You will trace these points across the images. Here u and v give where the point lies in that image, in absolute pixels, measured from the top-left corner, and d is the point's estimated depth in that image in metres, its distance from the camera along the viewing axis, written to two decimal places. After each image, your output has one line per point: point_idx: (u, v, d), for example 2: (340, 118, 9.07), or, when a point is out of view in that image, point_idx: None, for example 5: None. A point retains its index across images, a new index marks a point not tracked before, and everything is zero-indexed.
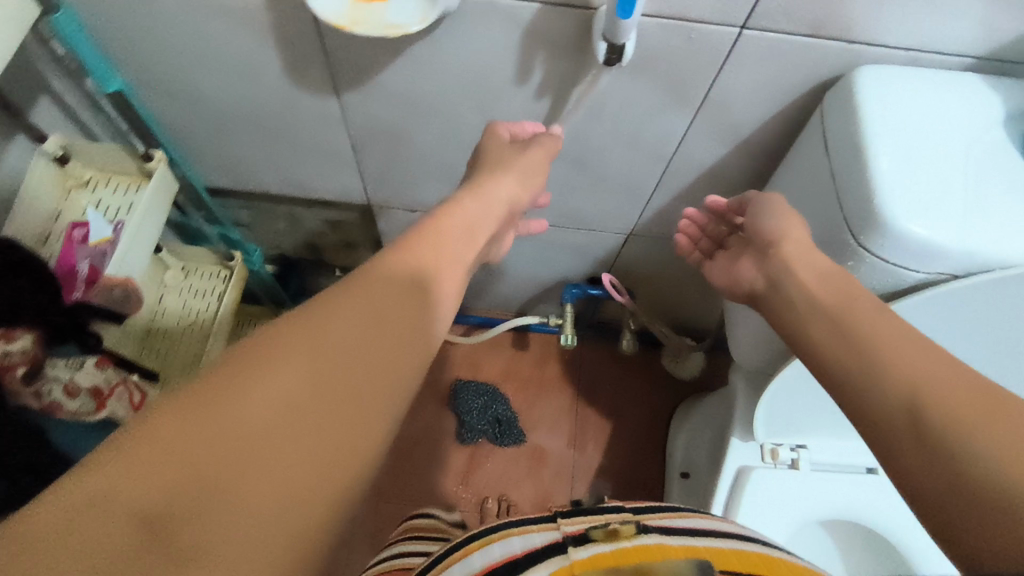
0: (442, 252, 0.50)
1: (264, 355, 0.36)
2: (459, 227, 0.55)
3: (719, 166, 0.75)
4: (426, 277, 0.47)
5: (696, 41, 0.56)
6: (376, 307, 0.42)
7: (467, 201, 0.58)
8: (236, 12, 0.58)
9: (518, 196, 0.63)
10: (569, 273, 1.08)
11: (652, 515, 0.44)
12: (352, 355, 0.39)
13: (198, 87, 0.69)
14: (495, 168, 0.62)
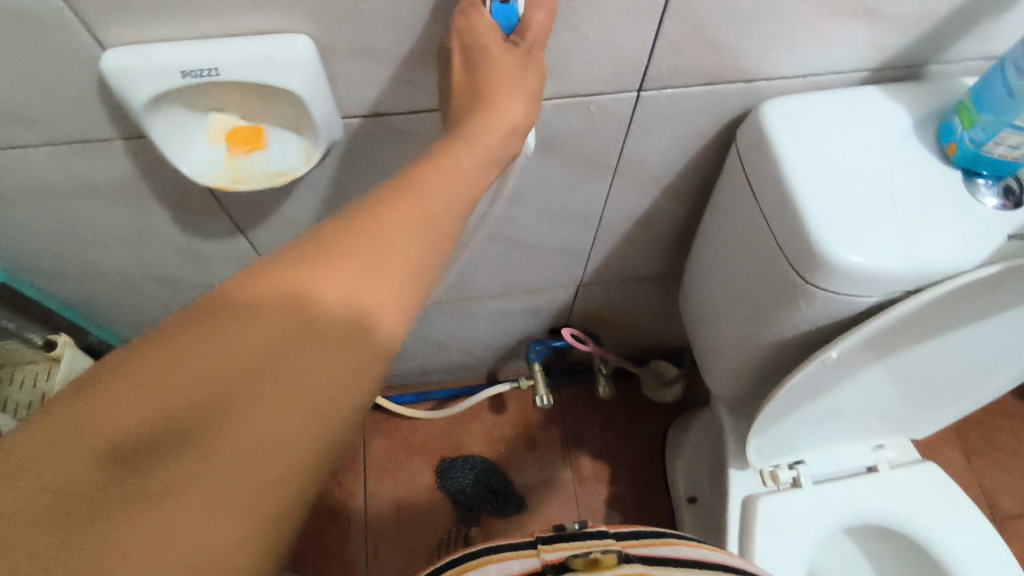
0: (454, 193, 0.38)
1: (273, 274, 0.31)
2: (449, 180, 0.39)
3: (651, 210, 0.73)
4: (397, 238, 0.34)
5: (596, 112, 0.55)
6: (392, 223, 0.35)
7: (457, 154, 0.39)
8: (110, 184, 0.53)
9: (508, 126, 0.42)
10: (529, 332, 1.05)
11: (636, 542, 0.48)
12: (364, 267, 0.33)
13: (90, 260, 0.64)
14: (492, 102, 0.41)
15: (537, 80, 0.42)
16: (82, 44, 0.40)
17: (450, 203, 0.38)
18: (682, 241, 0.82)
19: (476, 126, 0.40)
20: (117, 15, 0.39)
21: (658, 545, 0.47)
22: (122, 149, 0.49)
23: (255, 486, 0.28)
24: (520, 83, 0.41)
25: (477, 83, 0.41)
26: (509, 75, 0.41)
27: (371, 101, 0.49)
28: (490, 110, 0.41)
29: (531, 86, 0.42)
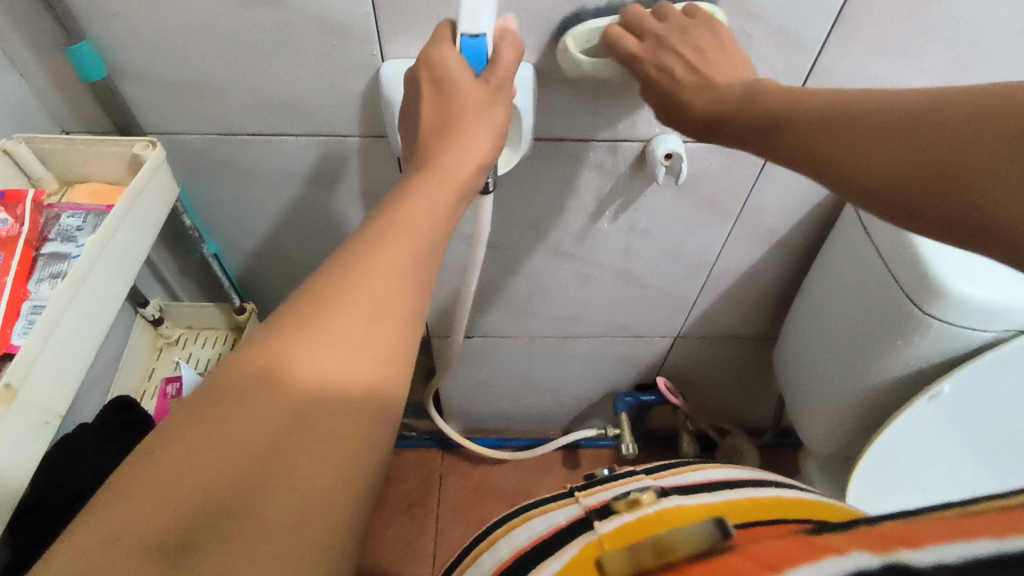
0: (434, 222, 0.41)
1: (279, 337, 0.33)
2: (432, 209, 0.41)
3: (758, 264, 0.82)
4: (382, 281, 0.36)
5: (734, 158, 0.65)
6: (372, 284, 0.36)
7: (429, 184, 0.43)
8: (334, 176, 0.66)
9: (476, 160, 0.45)
10: (618, 384, 1.10)
11: (665, 477, 0.51)
12: (361, 312, 0.35)
13: (285, 246, 0.75)
14: (458, 130, 0.45)
15: (501, 113, 0.47)
16: (370, 57, 0.54)
17: (427, 247, 0.40)
18: (780, 301, 0.89)
19: (440, 155, 0.44)
20: (404, 36, 0.53)
21: (686, 472, 0.52)
22: (356, 145, 0.63)
23: (312, 523, 0.29)
24: (485, 114, 0.46)
25: (445, 111, 0.46)
26: (479, 113, 0.46)
27: (559, 126, 0.61)
28: (453, 133, 0.45)
29: (496, 117, 0.46)
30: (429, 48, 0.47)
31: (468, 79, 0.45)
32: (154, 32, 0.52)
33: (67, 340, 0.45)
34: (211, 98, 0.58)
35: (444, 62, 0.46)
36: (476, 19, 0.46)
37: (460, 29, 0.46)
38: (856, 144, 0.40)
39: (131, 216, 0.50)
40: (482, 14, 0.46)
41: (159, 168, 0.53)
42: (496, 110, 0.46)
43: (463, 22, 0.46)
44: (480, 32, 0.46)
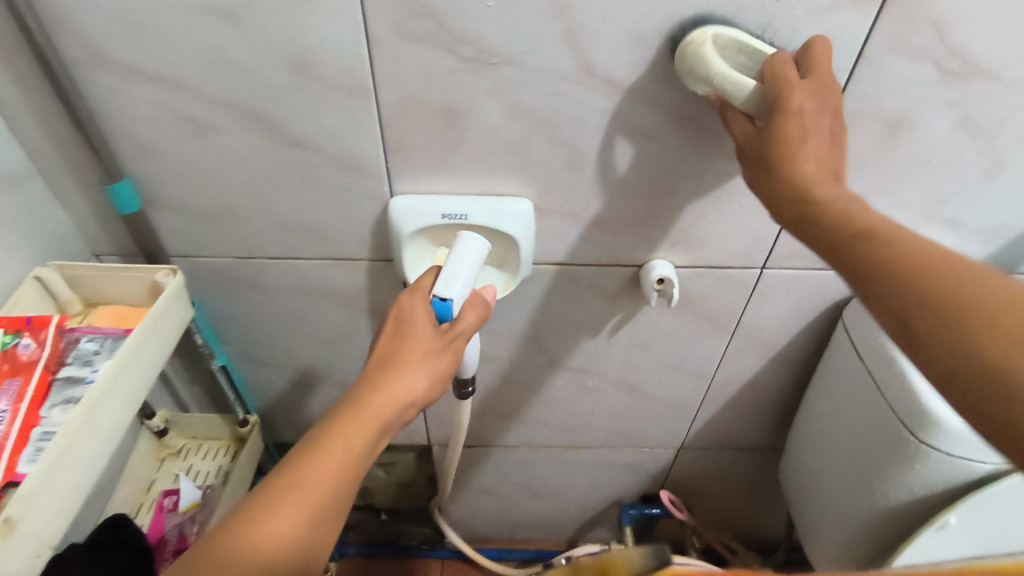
0: (356, 458, 0.45)
1: (238, 535, 0.41)
2: (392, 394, 0.48)
3: (758, 377, 0.82)
4: (332, 472, 0.44)
5: (726, 280, 0.68)
6: (285, 515, 0.42)
7: (356, 423, 0.46)
8: (343, 294, 0.69)
9: (409, 398, 0.48)
10: (623, 494, 1.08)
11: None
12: (308, 506, 0.42)
13: (292, 357, 0.77)
14: (402, 359, 0.49)
15: (448, 360, 0.51)
16: (381, 190, 0.59)
17: (366, 445, 0.46)
18: (783, 413, 0.89)
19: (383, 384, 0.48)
20: (415, 174, 0.57)
21: None
22: (366, 267, 0.66)
23: None
24: (428, 360, 0.50)
25: (398, 347, 0.50)
26: (427, 351, 0.50)
27: (557, 251, 0.65)
28: (397, 368, 0.48)
29: (441, 364, 0.50)
30: (405, 293, 0.53)
31: (424, 331, 0.51)
32: (187, 170, 0.57)
33: (72, 467, 0.46)
34: (233, 225, 0.62)
35: (412, 315, 0.51)
36: (449, 285, 0.52)
37: (435, 290, 0.52)
38: (942, 290, 0.36)
39: (146, 339, 0.54)
40: (457, 278, 0.52)
41: (177, 294, 0.57)
42: (444, 360, 0.51)
43: (438, 284, 0.52)
44: (450, 299, 0.52)
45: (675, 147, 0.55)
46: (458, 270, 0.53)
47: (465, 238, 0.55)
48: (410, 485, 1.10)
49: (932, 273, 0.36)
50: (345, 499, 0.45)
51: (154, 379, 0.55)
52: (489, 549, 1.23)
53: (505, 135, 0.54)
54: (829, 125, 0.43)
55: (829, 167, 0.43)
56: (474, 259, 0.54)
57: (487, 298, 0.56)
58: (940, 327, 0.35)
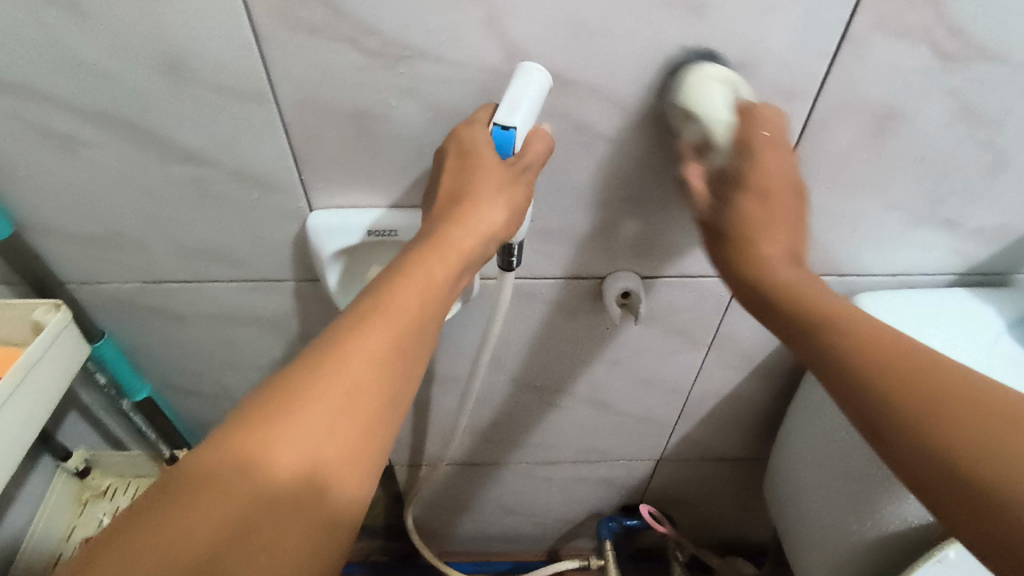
0: (429, 302, 0.40)
1: (274, 418, 0.33)
2: (444, 258, 0.40)
3: (738, 389, 0.76)
4: (383, 345, 0.37)
5: (697, 292, 0.61)
6: (343, 377, 0.35)
7: (427, 260, 0.40)
8: (271, 318, 0.62)
9: (484, 235, 0.42)
10: (602, 506, 1.02)
11: None
12: (348, 388, 0.35)
13: (226, 385, 0.70)
14: (467, 198, 0.41)
15: (523, 192, 0.43)
16: (297, 207, 0.51)
17: (419, 315, 0.39)
18: (769, 424, 0.83)
19: (451, 221, 0.41)
20: (332, 186, 0.49)
21: None
22: (292, 289, 0.58)
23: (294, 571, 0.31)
24: (501, 193, 0.41)
25: (465, 180, 0.42)
26: (498, 182, 0.41)
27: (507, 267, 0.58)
28: (467, 203, 0.41)
29: (516, 198, 0.42)
30: (462, 126, 0.44)
31: (492, 164, 0.41)
32: (66, 189, 0.49)
33: None
34: (133, 249, 0.54)
35: (473, 146, 0.42)
36: (512, 111, 0.40)
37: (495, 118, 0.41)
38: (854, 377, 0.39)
39: (20, 394, 0.46)
40: (522, 104, 0.40)
41: (64, 332, 0.49)
42: (519, 192, 0.42)
43: (499, 112, 0.41)
44: (513, 129, 0.40)
45: (630, 149, 0.48)
46: (523, 94, 0.40)
47: (523, 66, 0.41)
48: (375, 503, 1.03)
49: (898, 367, 0.38)
50: (409, 366, 0.38)
51: (34, 433, 0.48)
52: (464, 563, 1.17)
53: (432, 142, 0.47)
54: (791, 206, 0.45)
55: (790, 250, 0.45)
56: (540, 88, 0.41)
57: (548, 132, 0.45)
58: (905, 417, 0.36)
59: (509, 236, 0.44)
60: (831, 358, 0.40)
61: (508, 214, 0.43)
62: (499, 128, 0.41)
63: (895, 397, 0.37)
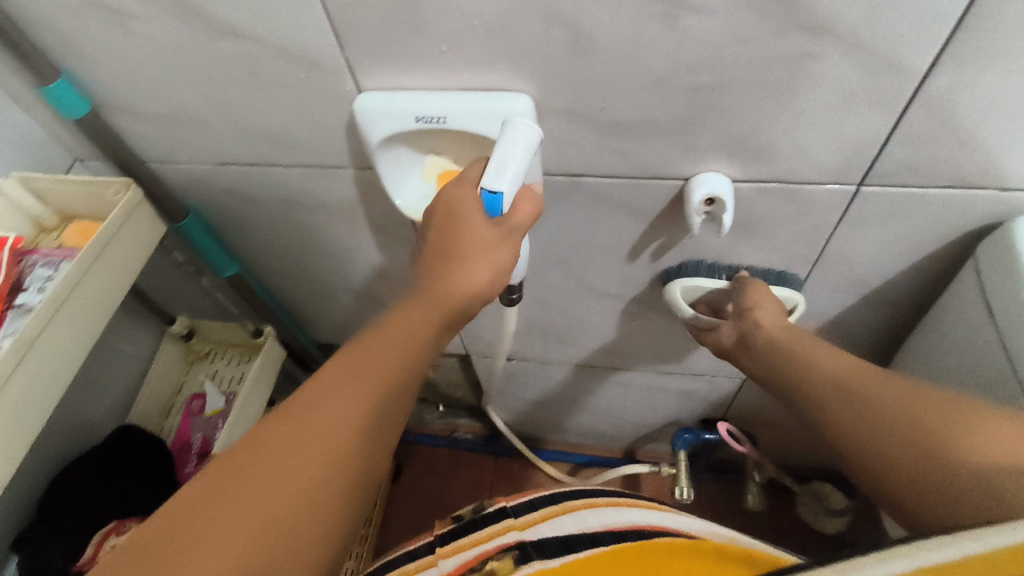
0: (423, 329, 0.45)
1: (326, 388, 0.41)
2: (440, 287, 0.46)
3: (845, 314, 0.66)
4: (401, 352, 0.43)
5: (801, 201, 0.51)
6: (331, 418, 0.39)
7: (433, 294, 0.46)
8: (337, 205, 0.61)
9: (469, 292, 0.46)
10: (680, 417, 0.98)
11: (530, 527, 0.48)
12: (362, 378, 0.41)
13: (306, 266, 0.73)
14: (460, 248, 0.45)
15: (508, 254, 0.46)
16: (345, 88, 0.47)
17: (426, 334, 0.45)
18: (879, 359, 0.72)
19: (442, 276, 0.46)
20: (375, 62, 0.45)
21: (559, 517, 0.49)
22: (352, 177, 0.57)
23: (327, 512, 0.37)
24: (488, 251, 0.45)
25: (452, 240, 0.45)
26: (485, 242, 0.45)
27: (575, 162, 0.51)
28: (455, 264, 0.45)
29: (500, 257, 0.46)
30: (452, 185, 0.47)
31: (479, 224, 0.44)
32: (126, 65, 0.49)
33: (8, 407, 0.42)
34: (199, 129, 0.54)
35: (462, 209, 0.45)
36: (501, 174, 0.42)
37: (482, 182, 0.42)
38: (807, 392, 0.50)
39: (99, 263, 0.48)
40: (509, 168, 0.42)
41: (137, 208, 0.51)
42: (503, 252, 0.46)
43: (487, 176, 0.43)
44: (499, 193, 0.42)
45: (725, 20, 0.38)
46: (513, 158, 0.43)
47: (512, 121, 0.44)
48: (458, 385, 1.09)
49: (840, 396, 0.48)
50: (398, 406, 0.43)
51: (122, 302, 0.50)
52: (541, 449, 1.21)
53: (482, 11, 0.40)
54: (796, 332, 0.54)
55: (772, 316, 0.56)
56: (527, 145, 0.43)
57: (537, 193, 0.47)
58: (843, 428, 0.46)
59: (494, 291, 0.48)
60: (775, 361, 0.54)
61: (497, 269, 0.47)
62: (486, 194, 0.42)
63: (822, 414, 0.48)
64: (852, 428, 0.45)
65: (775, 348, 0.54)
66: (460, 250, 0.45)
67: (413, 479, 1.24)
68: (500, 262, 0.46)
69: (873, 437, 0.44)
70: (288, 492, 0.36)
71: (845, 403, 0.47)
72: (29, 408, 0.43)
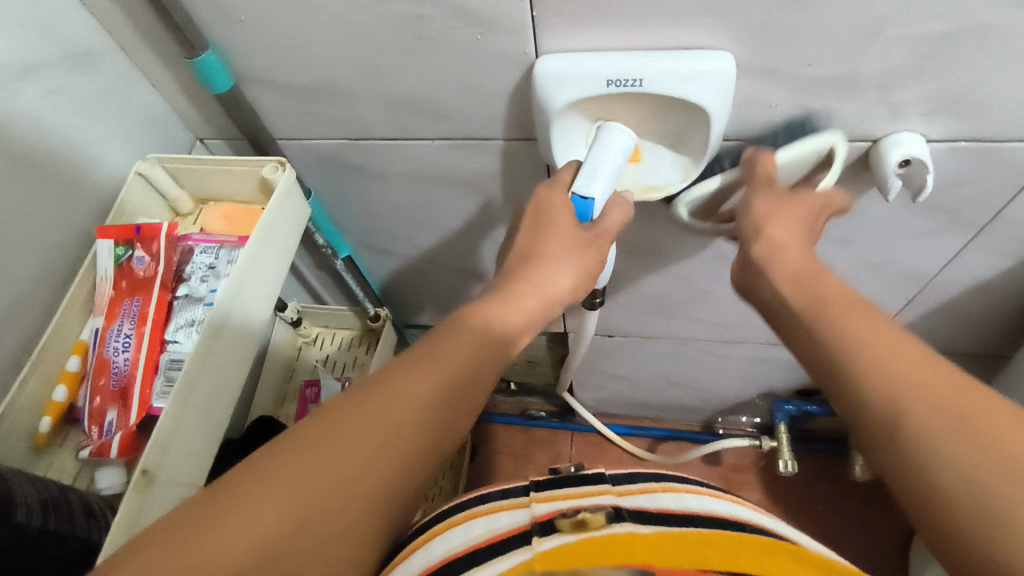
0: (501, 332, 0.43)
1: (399, 379, 0.37)
2: (526, 290, 0.46)
3: (996, 280, 0.63)
4: (475, 355, 0.41)
5: (996, 162, 0.48)
6: (405, 408, 0.36)
7: (507, 301, 0.45)
8: (472, 179, 0.58)
9: (552, 295, 0.47)
10: (776, 389, 0.96)
11: (632, 488, 0.41)
12: (436, 377, 0.38)
13: (417, 245, 0.70)
14: (544, 257, 0.47)
15: (591, 259, 0.48)
16: (522, 51, 0.43)
17: (493, 338, 0.42)
18: (1017, 321, 0.69)
19: (522, 280, 0.46)
20: (561, 20, 0.41)
21: (659, 492, 0.41)
22: (499, 149, 0.53)
23: (369, 515, 0.34)
24: (571, 257, 0.47)
25: (538, 241, 0.47)
26: (569, 248, 0.47)
27: (754, 125, 0.47)
28: (539, 265, 0.46)
29: (585, 262, 0.47)
30: (546, 185, 0.48)
31: (570, 228, 0.46)
32: (276, 34, 0.45)
33: (201, 403, 0.40)
34: (339, 102, 0.51)
35: (551, 208, 0.47)
36: (592, 180, 0.45)
37: (573, 187, 0.46)
38: (870, 371, 0.35)
39: (264, 249, 0.46)
40: (599, 175, 0.45)
41: (292, 191, 0.48)
42: (587, 258, 0.47)
43: (579, 180, 0.46)
44: (590, 198, 0.45)
45: None
46: (603, 165, 0.45)
47: (607, 128, 0.46)
48: (539, 363, 1.07)
49: (929, 385, 0.33)
50: (460, 413, 0.39)
51: (270, 302, 0.47)
52: (617, 424, 1.19)
53: None
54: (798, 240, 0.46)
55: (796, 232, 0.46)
56: (619, 151, 0.45)
57: (628, 197, 0.48)
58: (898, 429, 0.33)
59: (575, 299, 0.49)
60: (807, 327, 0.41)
61: (579, 278, 0.48)
62: (575, 197, 0.46)
63: (873, 414, 0.34)
64: (881, 430, 0.34)
65: (789, 311, 0.43)
66: (544, 255, 0.47)
67: (488, 458, 1.22)
68: (584, 273, 0.48)
69: (925, 436, 0.32)
70: (341, 488, 0.33)
71: (873, 405, 0.34)
72: (213, 393, 0.41)
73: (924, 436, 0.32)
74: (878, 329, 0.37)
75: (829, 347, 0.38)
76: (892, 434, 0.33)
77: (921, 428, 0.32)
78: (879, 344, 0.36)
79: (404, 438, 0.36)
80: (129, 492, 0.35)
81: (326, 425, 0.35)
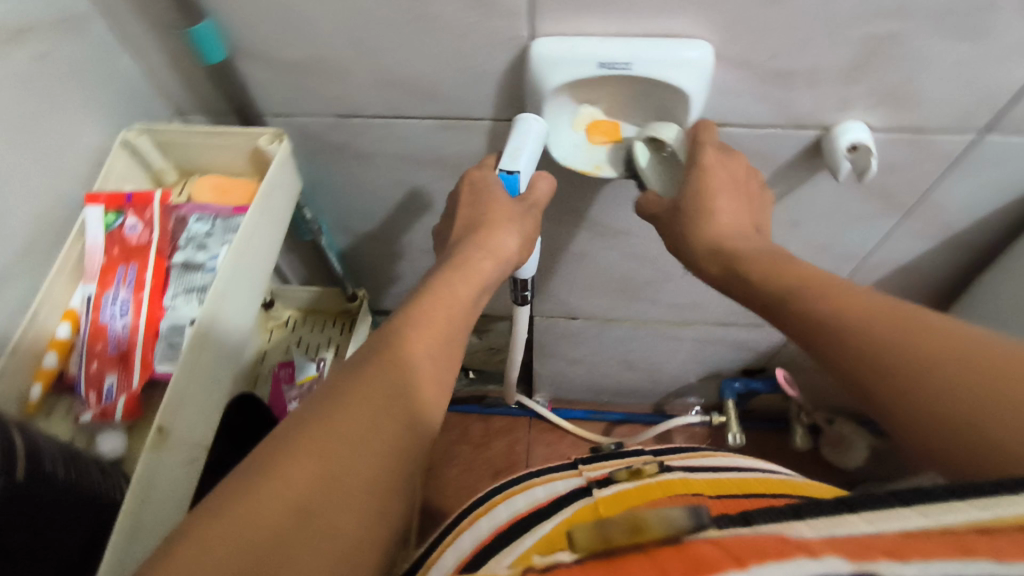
0: (457, 312, 0.43)
1: (354, 380, 0.36)
2: (478, 258, 0.47)
3: (919, 259, 0.71)
4: (424, 347, 0.40)
5: (925, 150, 0.54)
6: (368, 407, 0.35)
7: (456, 279, 0.44)
8: (455, 160, 0.60)
9: (501, 257, 0.48)
10: (724, 369, 1.03)
11: (674, 457, 0.46)
12: (395, 372, 0.37)
13: (395, 226, 0.71)
14: (492, 223, 0.48)
15: (531, 223, 0.50)
16: (518, 33, 0.46)
17: (444, 329, 0.42)
18: (936, 299, 0.78)
19: (469, 249, 0.47)
20: (557, 6, 0.44)
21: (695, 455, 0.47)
22: (486, 130, 0.55)
23: (355, 520, 0.32)
24: (514, 222, 0.48)
25: (478, 210, 0.49)
26: (511, 216, 0.49)
27: (724, 112, 0.52)
28: (484, 229, 0.48)
29: (524, 227, 0.49)
30: (474, 167, 0.52)
31: (503, 203, 0.49)
32: (275, 8, 0.45)
33: (202, 375, 0.40)
34: (332, 78, 0.51)
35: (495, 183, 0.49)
36: (514, 158, 0.47)
37: (501, 164, 0.48)
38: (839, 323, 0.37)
39: (262, 220, 0.46)
40: (522, 153, 0.47)
41: (286, 162, 0.49)
42: (526, 223, 0.49)
43: (503, 158, 0.48)
44: (516, 172, 0.47)
45: None
46: (524, 145, 0.47)
47: (522, 117, 0.48)
48: (500, 350, 1.10)
49: (887, 330, 0.35)
50: (426, 405, 0.38)
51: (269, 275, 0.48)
52: (574, 410, 1.24)
53: None
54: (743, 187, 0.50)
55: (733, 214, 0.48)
56: (537, 137, 0.47)
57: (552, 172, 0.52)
58: (882, 369, 0.34)
59: (520, 257, 0.51)
60: (765, 283, 0.42)
61: (517, 245, 0.49)
62: (503, 174, 0.48)
63: (857, 356, 0.36)
64: (864, 370, 0.35)
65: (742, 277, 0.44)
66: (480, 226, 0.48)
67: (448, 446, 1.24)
68: (523, 242, 0.50)
69: (905, 366, 0.34)
70: (316, 499, 0.31)
71: (849, 351, 0.36)
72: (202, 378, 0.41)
73: (894, 377, 0.34)
74: (839, 283, 0.39)
75: (797, 306, 0.39)
76: (874, 377, 0.35)
77: (895, 362, 0.34)
78: (838, 300, 0.38)
79: (374, 436, 0.35)
80: (146, 450, 0.35)
81: (292, 436, 0.33)
